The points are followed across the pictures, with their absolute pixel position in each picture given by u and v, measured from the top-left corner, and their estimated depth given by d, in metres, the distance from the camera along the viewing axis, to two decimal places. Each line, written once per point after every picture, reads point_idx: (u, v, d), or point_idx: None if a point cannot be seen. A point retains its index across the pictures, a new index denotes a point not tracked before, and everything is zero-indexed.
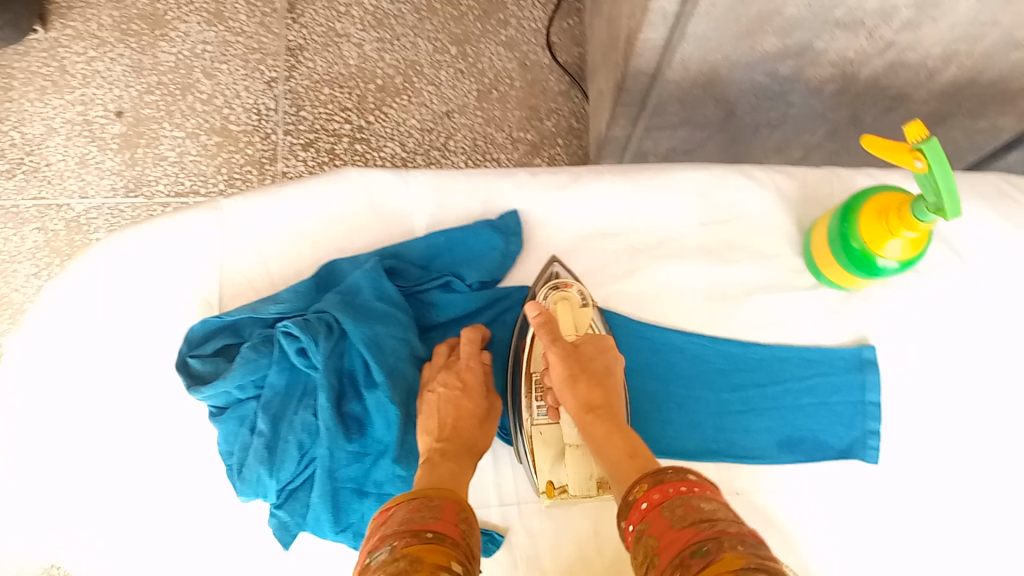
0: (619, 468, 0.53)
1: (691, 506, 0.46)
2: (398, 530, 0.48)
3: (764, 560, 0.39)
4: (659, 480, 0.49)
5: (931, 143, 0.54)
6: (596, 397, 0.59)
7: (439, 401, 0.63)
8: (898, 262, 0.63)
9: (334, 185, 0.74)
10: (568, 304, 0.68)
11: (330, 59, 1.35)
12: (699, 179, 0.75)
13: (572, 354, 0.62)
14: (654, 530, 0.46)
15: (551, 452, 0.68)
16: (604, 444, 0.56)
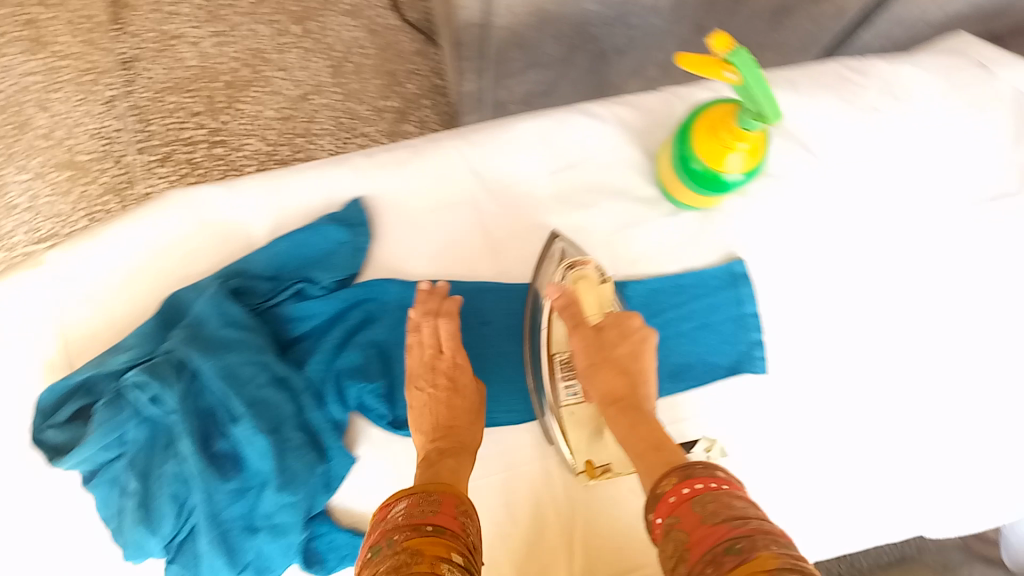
0: (645, 459, 0.54)
1: (723, 503, 0.46)
2: (400, 524, 0.49)
3: (797, 560, 0.40)
4: (688, 475, 0.49)
5: (739, 52, 0.52)
6: (619, 386, 0.59)
7: (427, 402, 0.62)
8: (743, 173, 0.62)
9: (157, 214, 0.69)
10: (590, 282, 0.65)
11: (169, 65, 1.28)
12: (541, 126, 0.72)
13: (595, 343, 0.61)
14: (683, 525, 0.46)
15: (585, 432, 0.67)
16: (626, 434, 0.56)
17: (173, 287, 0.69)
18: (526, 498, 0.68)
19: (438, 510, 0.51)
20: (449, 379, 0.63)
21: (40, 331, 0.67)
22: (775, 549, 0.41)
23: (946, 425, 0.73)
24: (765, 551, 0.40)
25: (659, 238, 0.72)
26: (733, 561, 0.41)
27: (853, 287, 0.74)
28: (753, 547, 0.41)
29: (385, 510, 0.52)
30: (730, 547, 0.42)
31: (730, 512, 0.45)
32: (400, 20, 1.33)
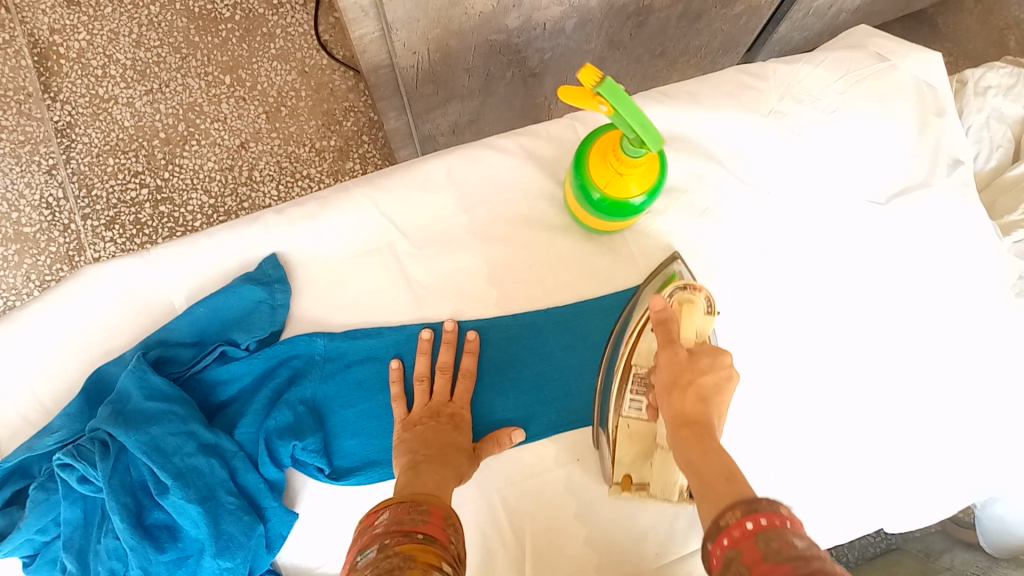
0: (709, 490, 0.51)
1: (787, 542, 0.43)
2: (391, 530, 0.50)
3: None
4: (753, 510, 0.46)
5: (604, 84, 0.53)
6: (695, 411, 0.56)
7: (426, 431, 0.63)
8: (642, 196, 0.62)
9: (77, 293, 0.70)
10: (691, 309, 0.64)
11: (105, 128, 1.28)
12: (447, 165, 0.73)
13: (681, 363, 0.58)
14: (744, 558, 0.43)
15: (634, 447, 0.67)
16: (697, 459, 0.53)
17: (96, 361, 0.70)
18: (474, 539, 0.68)
19: (428, 521, 0.51)
20: (451, 421, 0.65)
21: None
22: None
23: (874, 417, 0.75)
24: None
25: (577, 264, 0.73)
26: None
27: (778, 291, 0.74)
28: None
29: (373, 518, 0.52)
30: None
31: (792, 550, 0.41)
32: (331, 60, 1.33)
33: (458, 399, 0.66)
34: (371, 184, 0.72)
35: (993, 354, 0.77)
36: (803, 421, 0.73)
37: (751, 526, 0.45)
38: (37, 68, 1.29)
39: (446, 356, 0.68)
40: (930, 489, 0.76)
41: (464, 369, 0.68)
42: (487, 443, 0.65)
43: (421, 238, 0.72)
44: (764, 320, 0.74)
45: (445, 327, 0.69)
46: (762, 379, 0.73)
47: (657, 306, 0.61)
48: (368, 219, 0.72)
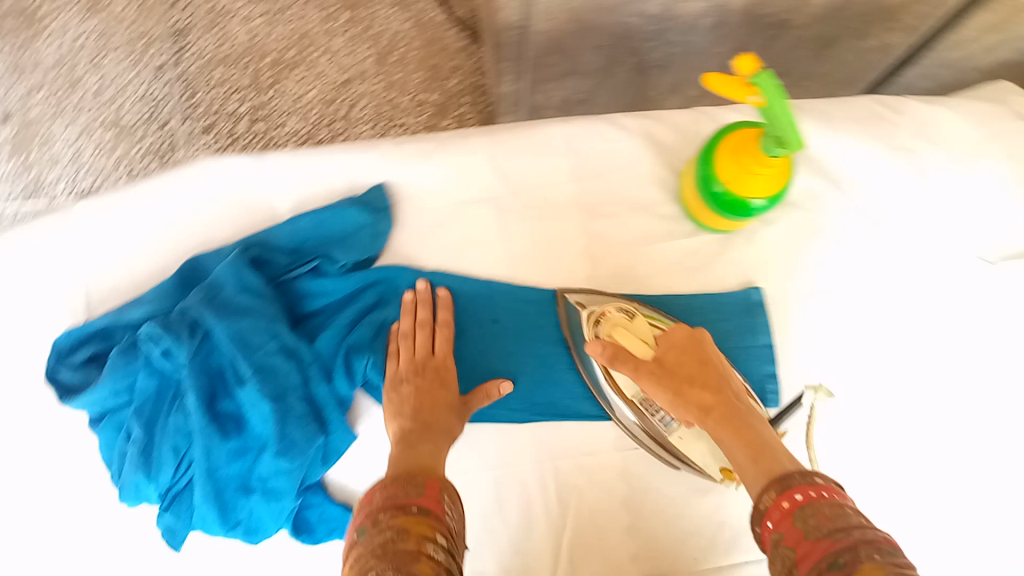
0: (746, 474, 0.52)
1: (824, 515, 0.45)
2: (386, 504, 0.50)
3: (904, 569, 0.39)
4: (787, 485, 0.48)
5: (763, 81, 0.53)
6: (709, 399, 0.58)
7: (411, 392, 0.63)
8: (764, 200, 0.62)
9: (187, 180, 0.71)
10: (625, 329, 0.65)
11: (218, 39, 1.31)
12: (567, 132, 0.73)
13: (664, 372, 0.61)
14: (787, 541, 0.45)
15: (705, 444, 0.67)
16: (733, 442, 0.55)
17: (193, 249, 0.71)
18: (518, 501, 0.70)
19: (423, 494, 0.51)
20: (436, 375, 0.65)
21: (68, 279, 0.70)
22: (878, 559, 0.40)
23: (949, 478, 0.71)
24: (868, 560, 0.40)
25: (676, 257, 0.72)
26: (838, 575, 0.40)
27: (867, 326, 0.74)
28: (857, 559, 0.40)
29: (370, 494, 0.52)
30: (834, 561, 0.41)
31: (833, 524, 0.43)
32: (449, 16, 1.34)
33: (438, 352, 0.67)
34: (489, 136, 0.73)
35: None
36: (877, 460, 0.71)
37: (789, 503, 0.47)
38: None
39: (445, 314, 0.68)
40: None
41: (440, 320, 0.68)
42: (475, 397, 0.65)
43: (528, 197, 0.72)
44: (849, 352, 0.73)
45: (418, 288, 0.69)
46: (838, 409, 0.71)
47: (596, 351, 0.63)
48: (479, 169, 0.72)
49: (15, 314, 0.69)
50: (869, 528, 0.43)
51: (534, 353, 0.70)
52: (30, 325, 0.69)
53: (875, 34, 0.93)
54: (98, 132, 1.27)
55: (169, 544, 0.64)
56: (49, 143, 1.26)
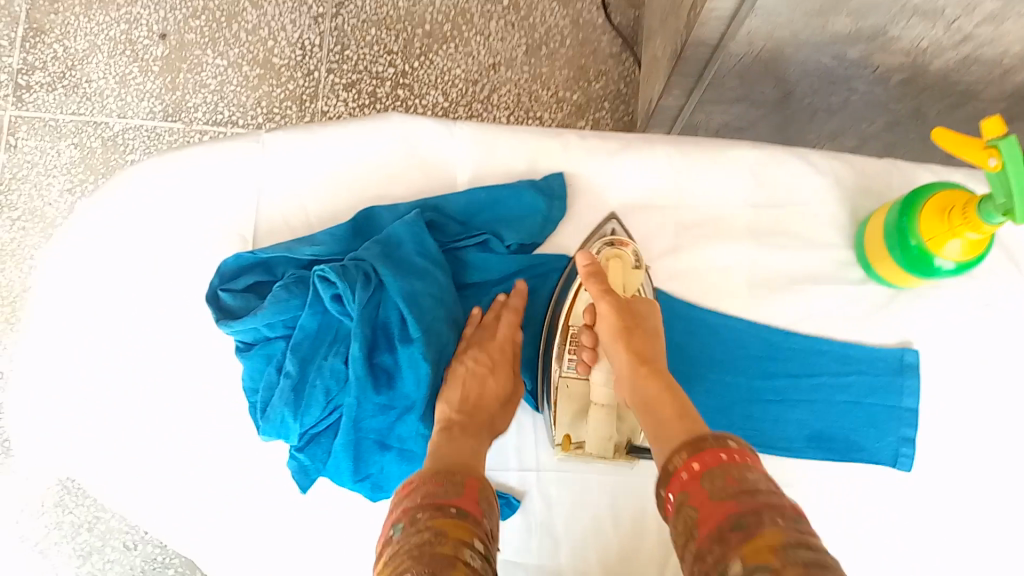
0: (665, 427, 0.52)
1: (733, 478, 0.43)
2: (424, 502, 0.50)
3: (806, 535, 0.39)
4: (699, 448, 0.47)
5: (1007, 140, 0.52)
6: (654, 355, 0.58)
7: (462, 373, 0.64)
8: (952, 265, 0.61)
9: (374, 133, 0.73)
10: (620, 263, 0.67)
11: (380, 1, 1.33)
12: (756, 157, 0.72)
13: (624, 308, 0.62)
14: (693, 502, 0.44)
15: (572, 406, 0.67)
16: (661, 394, 0.54)
17: (367, 201, 0.72)
18: (633, 509, 0.69)
19: (462, 493, 0.52)
20: (493, 359, 0.65)
21: (242, 203, 0.71)
22: (782, 524, 0.39)
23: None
24: (772, 525, 0.39)
25: (837, 303, 0.71)
26: (741, 538, 0.39)
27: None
28: (760, 522, 0.40)
29: (407, 487, 0.53)
30: (737, 522, 0.40)
31: (740, 486, 0.42)
32: (607, 22, 1.33)
33: (501, 336, 0.66)
34: (674, 147, 0.73)
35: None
36: (1001, 556, 0.68)
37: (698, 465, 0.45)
38: None
39: (518, 303, 0.68)
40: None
41: (513, 307, 0.68)
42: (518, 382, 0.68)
43: (698, 215, 0.72)
44: (999, 438, 0.69)
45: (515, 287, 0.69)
46: (973, 495, 0.69)
47: (583, 263, 0.64)
48: (657, 179, 0.72)
49: (186, 227, 0.71)
50: (777, 495, 0.42)
51: (676, 372, 0.69)
52: (198, 240, 0.70)
53: None
54: (246, 68, 1.29)
55: (297, 484, 0.65)
56: (200, 69, 1.29)
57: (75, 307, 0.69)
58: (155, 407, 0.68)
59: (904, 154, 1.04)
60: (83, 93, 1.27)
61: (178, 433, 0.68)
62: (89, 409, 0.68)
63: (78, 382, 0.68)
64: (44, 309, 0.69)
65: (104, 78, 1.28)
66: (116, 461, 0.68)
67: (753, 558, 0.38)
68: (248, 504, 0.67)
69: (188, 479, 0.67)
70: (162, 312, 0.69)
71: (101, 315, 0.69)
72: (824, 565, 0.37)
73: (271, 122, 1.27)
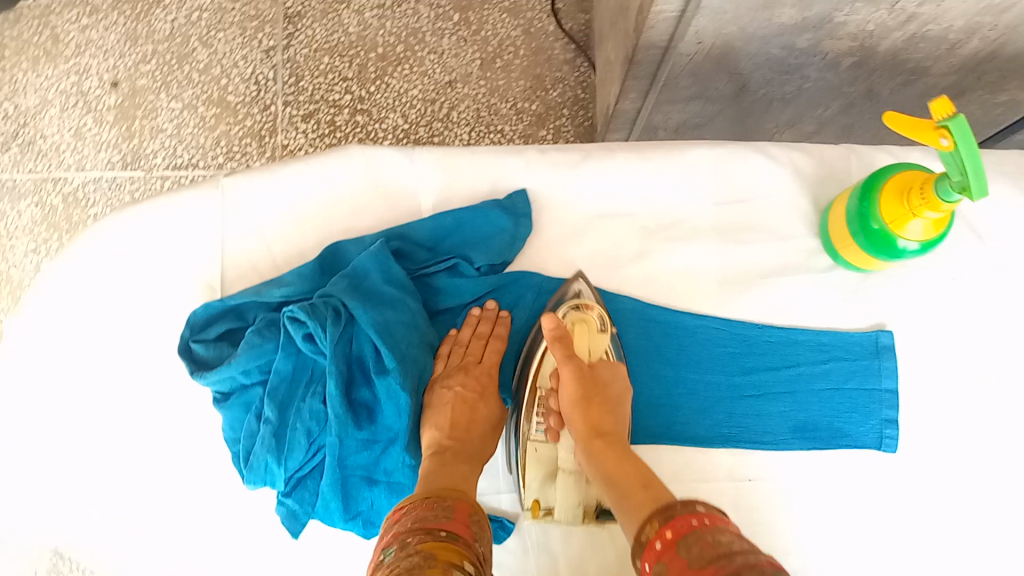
0: (630, 495, 0.56)
1: (706, 543, 0.46)
2: (413, 527, 0.52)
3: None
4: (670, 517, 0.50)
5: (954, 118, 0.53)
6: (611, 427, 0.63)
7: (452, 400, 0.65)
8: (916, 245, 0.62)
9: (333, 167, 0.72)
10: (585, 327, 0.67)
11: (330, 28, 1.32)
12: (716, 155, 0.72)
13: (587, 376, 0.64)
14: (671, 569, 0.46)
15: (541, 470, 0.67)
16: (619, 466, 0.59)
17: (333, 237, 0.71)
18: None
19: (452, 517, 0.53)
20: (481, 385, 0.67)
21: (207, 250, 0.70)
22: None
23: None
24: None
25: (809, 291, 0.71)
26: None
27: (1006, 387, 0.70)
28: None
29: (397, 514, 0.54)
30: None
31: (715, 549, 0.45)
32: (558, 29, 1.34)
33: (486, 360, 0.67)
34: (634, 152, 0.73)
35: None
36: (994, 525, 0.68)
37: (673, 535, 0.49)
38: None
39: (501, 329, 0.68)
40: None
41: (496, 334, 0.68)
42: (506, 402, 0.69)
43: (664, 219, 0.72)
44: (980, 411, 0.70)
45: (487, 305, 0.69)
46: (960, 468, 0.69)
47: (549, 326, 0.64)
48: (620, 187, 0.72)
49: (152, 280, 0.70)
50: (752, 553, 0.44)
51: (657, 376, 0.70)
52: (164, 293, 0.70)
53: (1011, 91, 0.91)
54: (202, 108, 1.28)
55: (288, 529, 0.64)
56: (155, 114, 1.28)
57: (46, 373, 0.68)
58: (138, 465, 0.67)
59: (862, 133, 1.05)
60: (39, 149, 1.26)
61: (164, 490, 0.67)
62: (70, 475, 0.67)
63: (56, 448, 0.67)
64: (14, 379, 0.68)
65: (59, 133, 1.27)
66: (104, 525, 0.67)
67: None
68: (241, 554, 0.66)
69: (179, 536, 0.67)
70: (135, 369, 0.68)
71: (73, 379, 0.68)
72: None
73: (232, 160, 1.26)
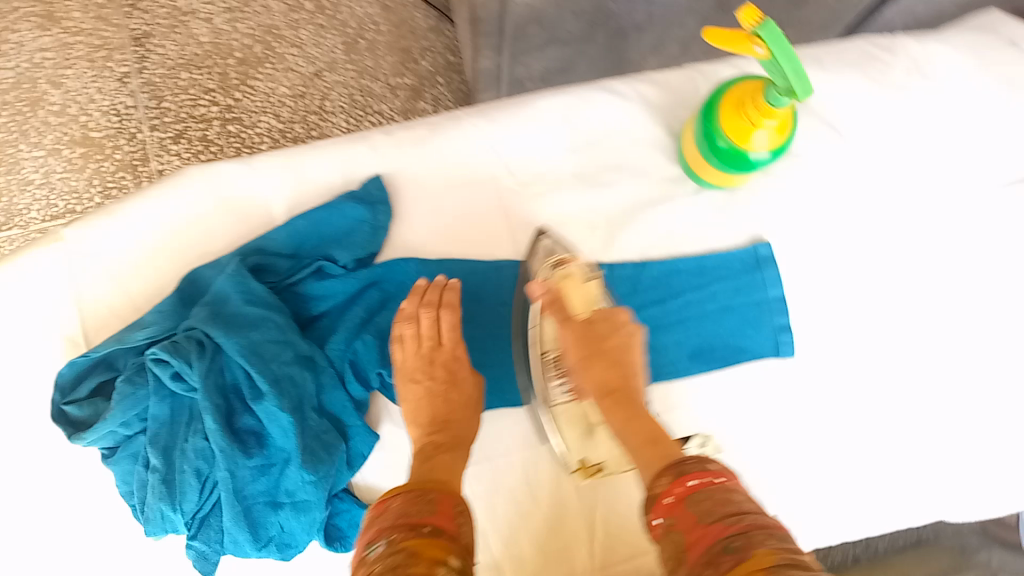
0: (640, 455, 0.53)
1: (719, 502, 0.45)
2: (397, 523, 0.47)
3: (795, 556, 0.39)
4: (682, 471, 0.48)
5: (767, 24, 0.52)
6: (616, 378, 0.57)
7: (424, 394, 0.60)
8: (767, 153, 0.61)
9: (176, 193, 0.69)
10: (574, 281, 0.61)
11: (182, 42, 1.26)
12: (563, 103, 0.72)
13: (585, 336, 0.59)
14: (681, 525, 0.45)
15: (575, 431, 0.66)
16: (625, 426, 0.55)
17: (191, 264, 0.69)
18: (547, 480, 0.69)
19: (436, 510, 0.49)
20: (447, 373, 0.62)
21: (61, 306, 0.67)
22: (772, 545, 0.40)
23: (980, 410, 0.72)
24: (762, 547, 0.40)
25: (684, 219, 0.71)
26: (729, 560, 0.40)
27: (869, 269, 0.72)
28: (750, 544, 0.40)
29: (381, 507, 0.50)
30: (726, 547, 0.41)
31: (725, 510, 0.43)
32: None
33: (446, 342, 0.62)
34: (483, 115, 0.72)
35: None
36: (890, 405, 0.71)
37: (683, 488, 0.47)
38: None
39: (450, 318, 0.63)
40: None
41: (447, 301, 0.64)
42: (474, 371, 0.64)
43: (527, 175, 0.71)
44: (866, 297, 0.72)
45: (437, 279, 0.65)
46: (850, 353, 0.71)
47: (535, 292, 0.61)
48: (475, 152, 0.71)
49: (8, 348, 0.66)
50: (764, 518, 0.43)
51: None
52: (25, 357, 0.66)
53: None
54: (65, 150, 1.20)
55: (203, 570, 0.63)
56: (17, 166, 1.18)
57: None
58: (40, 538, 0.65)
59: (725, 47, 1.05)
60: None
61: (72, 555, 0.65)
62: None
63: None
64: None
65: None
66: None
67: None
68: None
69: None
70: (11, 441, 0.65)
71: None
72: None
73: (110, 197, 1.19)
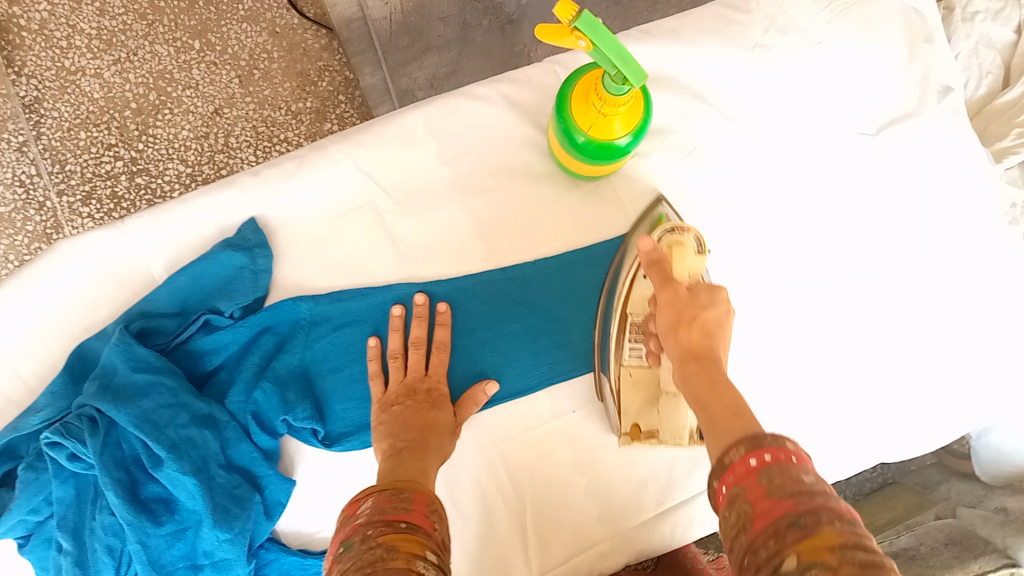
0: (717, 424, 0.48)
1: (793, 478, 0.42)
2: (373, 519, 0.48)
3: (863, 538, 0.38)
4: (757, 445, 0.44)
5: (583, 17, 0.52)
6: (702, 344, 0.53)
7: (403, 412, 0.62)
8: (628, 137, 0.61)
9: (51, 272, 0.67)
10: (680, 251, 0.63)
11: (74, 101, 1.08)
12: (426, 117, 0.72)
13: (682, 300, 0.56)
14: (748, 497, 0.42)
15: (639, 395, 0.67)
16: (708, 393, 0.50)
17: (78, 337, 0.67)
18: (473, 496, 0.69)
19: (410, 509, 0.50)
20: (428, 397, 0.64)
21: None
22: (840, 526, 0.38)
23: (850, 352, 0.76)
24: (829, 525, 0.38)
25: (567, 212, 0.73)
26: (798, 536, 0.38)
27: (748, 232, 0.76)
28: (817, 521, 0.38)
29: (355, 507, 0.51)
30: (795, 521, 0.39)
31: (798, 487, 0.41)
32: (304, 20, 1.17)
33: (433, 373, 0.66)
34: (350, 140, 0.71)
35: (946, 277, 0.79)
36: (786, 360, 0.75)
37: (757, 461, 0.43)
38: (55, 37, 1.09)
39: (395, 343, 0.67)
40: (919, 425, 0.79)
41: (436, 341, 0.67)
42: (464, 404, 0.66)
43: (405, 192, 0.71)
44: (751, 258, 0.75)
45: (415, 301, 0.68)
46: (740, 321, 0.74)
47: (646, 248, 0.60)
48: (349, 179, 0.70)
49: None
50: (833, 500, 0.41)
51: (453, 349, 0.69)
52: None
53: None
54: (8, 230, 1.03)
55: None
56: None
57: None
58: None
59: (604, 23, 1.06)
60: None
61: None
62: None
63: None
64: None
65: None
66: None
67: (811, 556, 0.37)
68: None
69: None
70: None
71: None
72: (881, 566, 0.36)
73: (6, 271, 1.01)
